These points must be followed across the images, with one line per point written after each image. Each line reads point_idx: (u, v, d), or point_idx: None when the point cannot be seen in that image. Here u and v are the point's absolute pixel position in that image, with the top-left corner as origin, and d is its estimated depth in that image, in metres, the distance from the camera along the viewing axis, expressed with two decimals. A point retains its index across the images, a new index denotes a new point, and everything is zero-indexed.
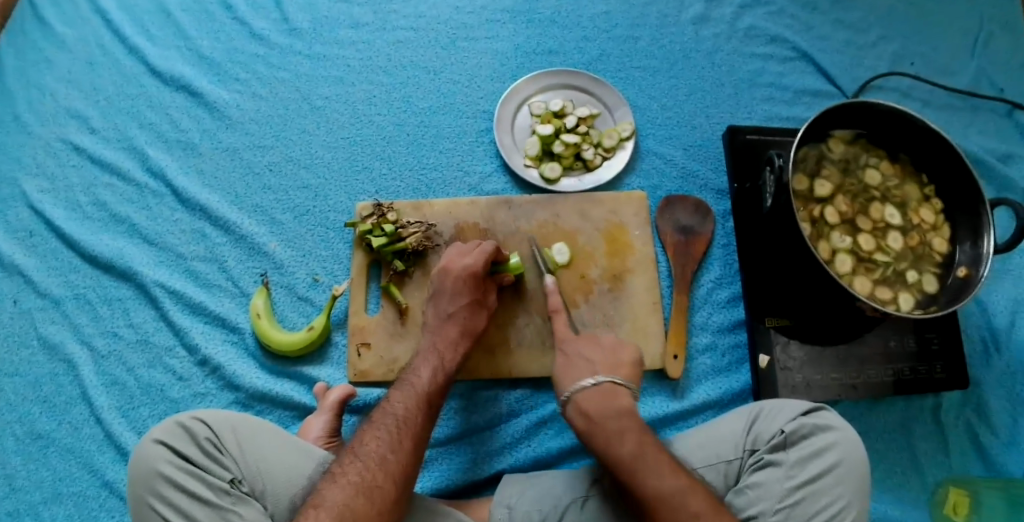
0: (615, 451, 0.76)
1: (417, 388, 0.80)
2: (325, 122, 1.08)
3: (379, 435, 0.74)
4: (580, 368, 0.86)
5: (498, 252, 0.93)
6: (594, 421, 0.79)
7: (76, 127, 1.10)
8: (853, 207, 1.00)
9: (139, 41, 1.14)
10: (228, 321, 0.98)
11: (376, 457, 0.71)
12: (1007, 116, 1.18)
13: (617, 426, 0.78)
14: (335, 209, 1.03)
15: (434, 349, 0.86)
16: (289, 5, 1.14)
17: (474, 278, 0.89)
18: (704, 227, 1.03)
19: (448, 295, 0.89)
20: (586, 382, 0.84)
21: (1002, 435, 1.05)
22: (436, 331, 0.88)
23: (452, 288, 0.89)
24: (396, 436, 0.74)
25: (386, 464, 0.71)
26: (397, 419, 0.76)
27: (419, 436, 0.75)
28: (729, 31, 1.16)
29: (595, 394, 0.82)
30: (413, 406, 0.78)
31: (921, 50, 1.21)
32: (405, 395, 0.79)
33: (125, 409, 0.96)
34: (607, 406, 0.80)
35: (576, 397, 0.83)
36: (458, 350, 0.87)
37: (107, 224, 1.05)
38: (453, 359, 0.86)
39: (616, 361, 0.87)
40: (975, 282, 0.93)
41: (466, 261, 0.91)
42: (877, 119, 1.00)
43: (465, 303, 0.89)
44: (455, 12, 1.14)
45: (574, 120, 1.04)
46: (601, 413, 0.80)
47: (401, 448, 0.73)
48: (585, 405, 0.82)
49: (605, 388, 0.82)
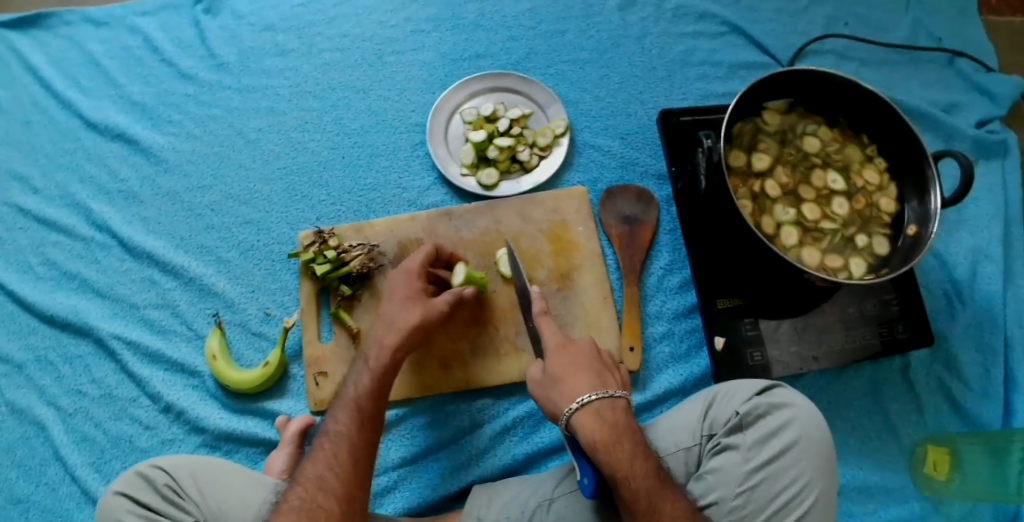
0: (640, 470, 0.70)
1: (348, 399, 0.78)
2: (260, 154, 1.08)
3: (316, 456, 0.73)
4: (587, 373, 0.77)
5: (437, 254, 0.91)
6: (619, 435, 0.72)
7: (19, 189, 1.09)
8: (794, 177, 0.99)
9: (71, 95, 1.13)
10: (187, 366, 0.99)
11: (313, 478, 0.71)
12: (949, 65, 1.18)
13: (640, 444, 0.72)
14: (279, 240, 1.03)
15: (363, 352, 0.82)
16: (214, 41, 1.14)
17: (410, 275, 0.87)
18: (648, 214, 1.02)
19: (390, 295, 0.86)
20: (608, 391, 0.75)
21: (973, 386, 1.04)
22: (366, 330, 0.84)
23: (389, 288, 0.87)
24: (333, 452, 0.73)
25: (324, 482, 0.71)
26: (332, 437, 0.75)
27: (359, 448, 0.74)
28: (657, 13, 1.15)
29: (619, 407, 0.74)
30: (348, 420, 0.76)
31: (854, 9, 1.20)
32: (339, 410, 0.77)
33: (98, 465, 0.96)
34: (629, 422, 0.74)
35: (594, 404, 0.73)
36: (385, 346, 0.82)
37: (60, 282, 1.05)
38: (382, 357, 0.81)
39: (618, 378, 0.79)
40: (924, 241, 0.91)
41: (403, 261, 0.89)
42: (809, 86, 0.99)
43: (395, 302, 0.85)
44: (379, 27, 1.13)
45: (506, 123, 1.03)
46: (625, 428, 0.73)
47: (339, 464, 0.72)
48: (608, 416, 0.73)
49: (626, 404, 0.75)
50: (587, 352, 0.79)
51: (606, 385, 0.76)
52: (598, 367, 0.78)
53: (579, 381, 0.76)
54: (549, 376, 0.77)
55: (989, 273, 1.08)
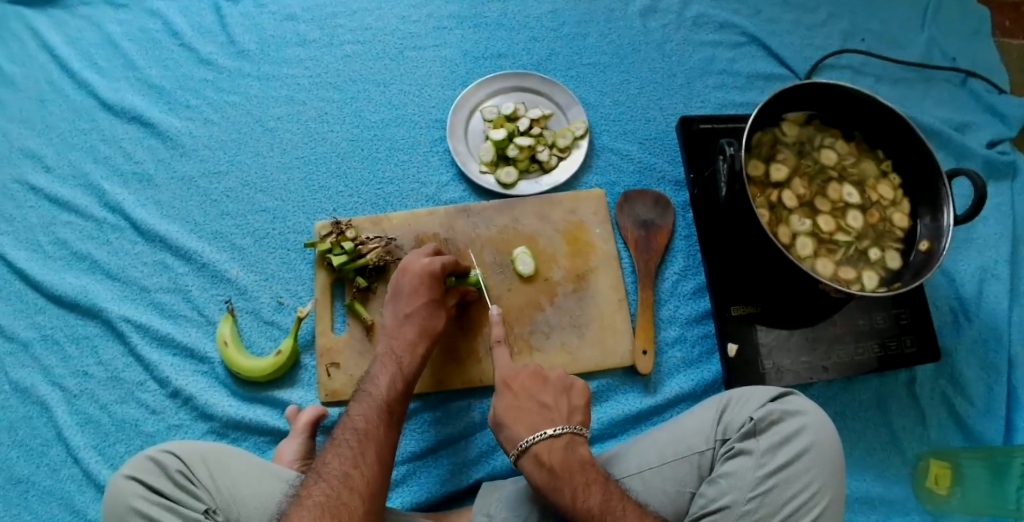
0: (583, 507, 0.75)
1: (375, 398, 0.80)
2: (278, 143, 1.07)
3: (342, 452, 0.74)
4: (533, 410, 0.82)
5: (456, 264, 0.92)
6: (557, 479, 0.76)
7: (31, 166, 1.08)
8: (811, 189, 1.00)
9: (88, 75, 1.12)
10: (197, 352, 0.98)
11: (339, 474, 0.72)
12: (962, 85, 1.20)
13: (583, 480, 0.76)
14: (295, 230, 1.03)
15: (392, 354, 0.84)
16: (235, 28, 1.13)
17: (431, 278, 0.88)
18: (664, 219, 1.03)
19: (413, 295, 0.87)
20: (545, 433, 0.79)
21: (977, 403, 1.05)
22: (393, 333, 0.86)
23: (410, 287, 0.88)
24: (359, 450, 0.74)
25: (350, 479, 0.71)
26: (358, 434, 0.76)
27: (383, 449, 0.76)
28: (678, 20, 1.16)
29: (556, 447, 0.78)
30: (375, 419, 0.78)
31: (871, 26, 1.22)
32: (364, 408, 0.79)
33: (101, 447, 0.95)
34: (570, 459, 0.78)
35: (535, 448, 0.78)
36: (417, 354, 0.85)
37: (70, 262, 1.04)
38: (410, 362, 0.84)
39: (566, 407, 0.83)
40: (937, 257, 0.93)
41: (423, 261, 0.89)
42: (830, 99, 1.00)
43: (422, 304, 0.87)
44: (401, 22, 1.13)
45: (527, 122, 1.03)
46: (566, 467, 0.77)
47: (365, 461, 0.73)
48: (547, 458, 0.78)
49: (567, 439, 0.79)
50: (528, 387, 0.84)
51: (546, 424, 0.80)
52: (545, 405, 0.82)
53: (524, 422, 0.80)
54: (496, 422, 0.82)
55: (996, 291, 1.10)
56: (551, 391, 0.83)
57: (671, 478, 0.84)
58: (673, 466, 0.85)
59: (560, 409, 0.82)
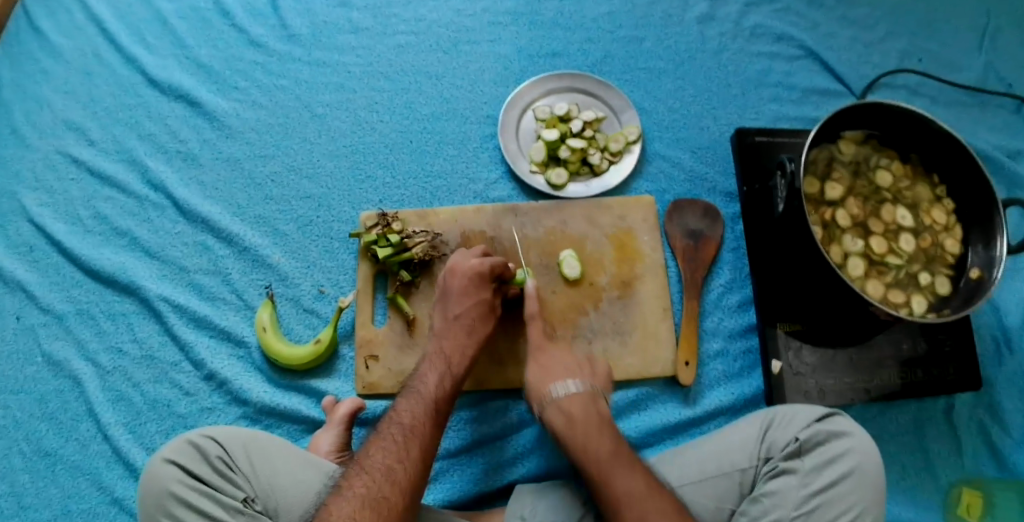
0: (593, 453, 0.75)
1: (423, 396, 0.79)
2: (326, 130, 1.06)
3: (386, 446, 0.73)
4: (562, 368, 0.85)
5: (504, 267, 0.91)
6: (575, 424, 0.79)
7: (74, 139, 1.06)
8: (865, 209, 0.98)
9: (136, 50, 1.10)
10: (234, 335, 0.96)
11: (383, 468, 0.71)
12: (1016, 111, 1.18)
13: (597, 428, 0.78)
14: (339, 219, 1.01)
15: (440, 354, 0.84)
16: (287, 12, 1.12)
17: (480, 277, 0.88)
18: (713, 230, 1.01)
19: (463, 296, 0.87)
20: (567, 386, 0.82)
21: (1014, 434, 1.04)
22: (442, 333, 0.86)
23: (459, 289, 0.87)
24: (403, 446, 0.73)
25: (394, 474, 0.71)
26: (404, 428, 0.75)
27: (428, 448, 0.75)
28: (735, 29, 1.14)
29: (579, 398, 0.81)
30: (423, 416, 0.77)
31: (929, 47, 1.20)
32: (411, 403, 0.78)
33: (132, 426, 0.93)
34: (588, 411, 0.80)
35: (558, 401, 0.81)
36: (466, 356, 0.85)
37: (109, 238, 1.01)
38: (460, 365, 0.84)
39: (590, 369, 0.86)
40: (989, 284, 0.91)
41: (472, 262, 0.89)
42: (889, 120, 0.98)
43: (472, 306, 0.87)
44: (456, 15, 1.12)
45: (580, 124, 1.02)
46: (584, 416, 0.79)
47: (409, 457, 0.72)
48: (567, 407, 0.80)
49: (589, 395, 0.82)
50: (560, 358, 0.87)
51: (570, 379, 0.83)
52: (570, 366, 0.86)
53: (553, 378, 0.84)
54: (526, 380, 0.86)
55: None
56: (576, 359, 0.87)
57: (712, 494, 0.83)
58: (715, 482, 0.84)
59: (586, 370, 0.86)
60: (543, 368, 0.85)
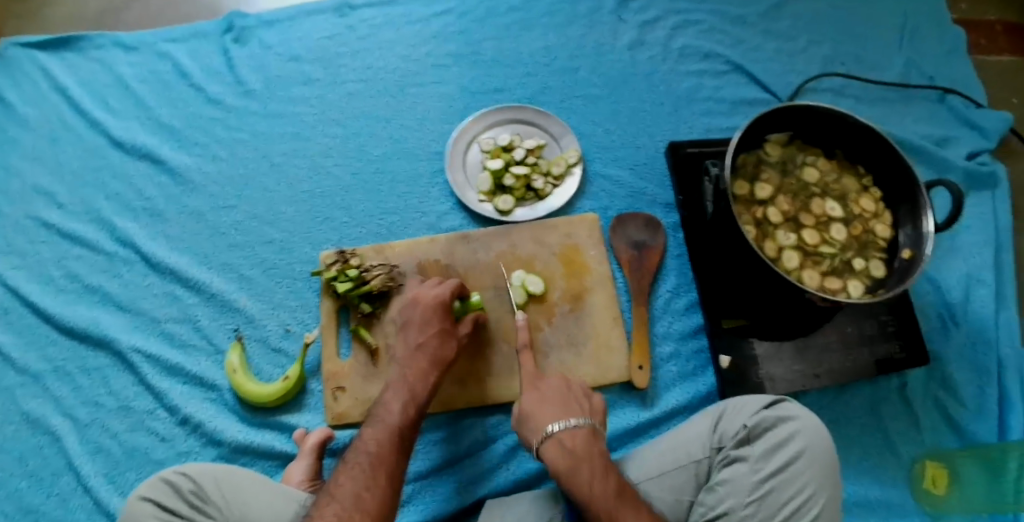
0: (599, 495, 0.74)
1: (388, 423, 0.82)
2: (284, 178, 1.12)
3: (354, 474, 0.77)
4: (560, 403, 0.84)
5: (461, 288, 0.97)
6: (578, 461, 0.77)
7: (44, 204, 1.12)
8: (795, 205, 1.04)
9: (99, 115, 1.17)
10: (207, 380, 1.01)
11: (351, 496, 0.74)
12: (940, 101, 1.25)
13: (601, 466, 0.77)
14: (301, 260, 1.07)
15: (404, 379, 0.87)
16: (242, 68, 1.19)
17: (442, 307, 0.93)
18: (656, 239, 1.07)
19: (424, 325, 0.91)
20: (567, 421, 0.80)
21: (970, 406, 1.08)
22: (404, 362, 0.89)
23: (421, 318, 0.92)
24: (370, 473, 0.77)
25: (362, 502, 0.74)
26: (371, 456, 0.79)
27: (394, 472, 0.78)
28: (664, 52, 1.22)
29: (580, 434, 0.79)
30: (388, 444, 0.80)
31: (851, 50, 1.27)
32: (377, 431, 0.81)
33: (112, 476, 0.96)
34: (591, 449, 0.78)
35: (558, 434, 0.79)
36: (428, 382, 0.88)
37: (82, 295, 1.07)
38: (423, 390, 0.87)
39: (587, 405, 0.85)
40: (919, 262, 0.95)
41: (433, 292, 0.94)
42: (809, 120, 1.04)
43: (434, 334, 0.91)
44: (401, 61, 1.19)
45: (522, 152, 1.08)
46: (587, 452, 0.78)
47: (376, 484, 0.76)
48: (569, 444, 0.79)
49: (589, 430, 0.80)
50: (558, 390, 0.85)
51: (568, 415, 0.82)
52: (566, 400, 0.84)
53: (551, 413, 0.82)
54: (521, 412, 0.84)
55: (982, 297, 1.13)
56: (575, 393, 0.86)
57: (669, 487, 0.87)
58: (672, 475, 0.87)
59: (587, 408, 0.84)
60: (540, 401, 0.84)
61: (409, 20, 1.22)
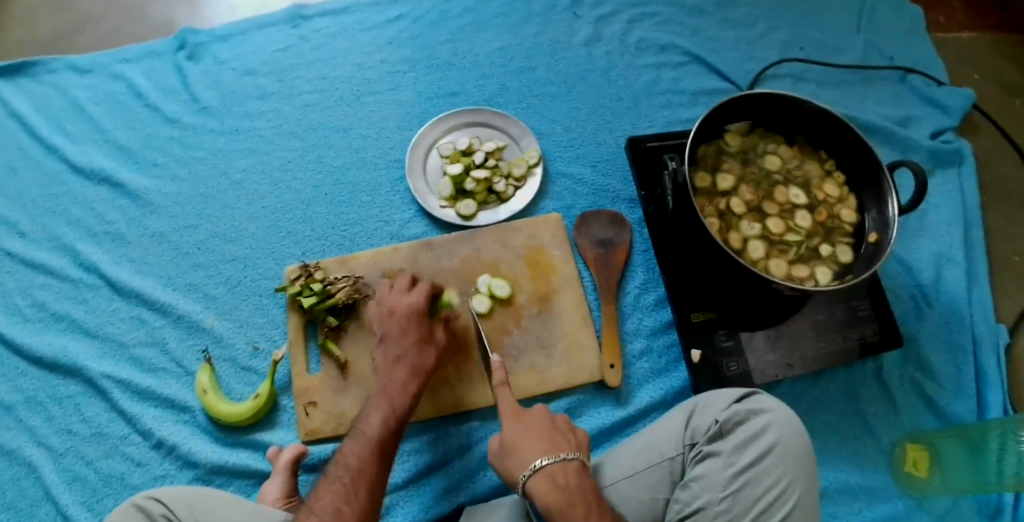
0: None
1: (368, 436, 0.81)
2: (245, 194, 1.11)
3: (334, 488, 0.75)
4: (544, 435, 0.80)
5: (434, 289, 0.98)
6: (573, 497, 0.73)
7: (5, 233, 1.10)
8: (758, 194, 1.03)
9: (57, 140, 1.15)
10: (178, 402, 1.00)
11: (331, 509, 0.73)
12: (901, 81, 1.25)
13: (596, 504, 0.73)
14: (266, 276, 1.06)
15: (383, 390, 0.86)
16: (197, 85, 1.18)
17: (418, 313, 0.93)
18: (621, 237, 1.06)
19: (403, 335, 0.91)
20: (558, 456, 0.77)
21: (946, 385, 1.08)
22: (385, 374, 0.88)
23: (398, 328, 0.92)
24: (351, 487, 0.75)
25: (342, 515, 0.72)
26: (350, 470, 0.77)
27: (374, 486, 0.77)
28: (621, 46, 1.21)
29: (571, 468, 0.76)
30: (367, 456, 0.79)
31: (809, 34, 1.26)
32: (357, 445, 0.80)
33: (90, 503, 0.95)
34: (584, 483, 0.75)
35: (548, 468, 0.76)
36: (407, 391, 0.87)
37: (49, 323, 1.05)
38: (402, 401, 0.86)
39: (574, 440, 0.81)
40: (884, 248, 0.95)
41: (408, 299, 0.94)
42: (768, 108, 1.04)
43: (410, 343, 0.90)
44: (357, 69, 1.19)
45: (482, 155, 1.07)
46: (580, 488, 0.74)
47: (357, 498, 0.75)
48: (561, 479, 0.75)
49: (579, 465, 0.77)
50: (540, 420, 0.82)
51: (558, 448, 0.78)
52: (550, 433, 0.80)
53: (535, 446, 0.78)
54: (505, 445, 0.80)
55: (953, 275, 1.13)
56: (558, 425, 0.82)
57: (645, 486, 0.87)
58: (647, 474, 0.87)
59: (572, 441, 0.81)
60: (524, 435, 0.80)
61: (362, 27, 1.21)
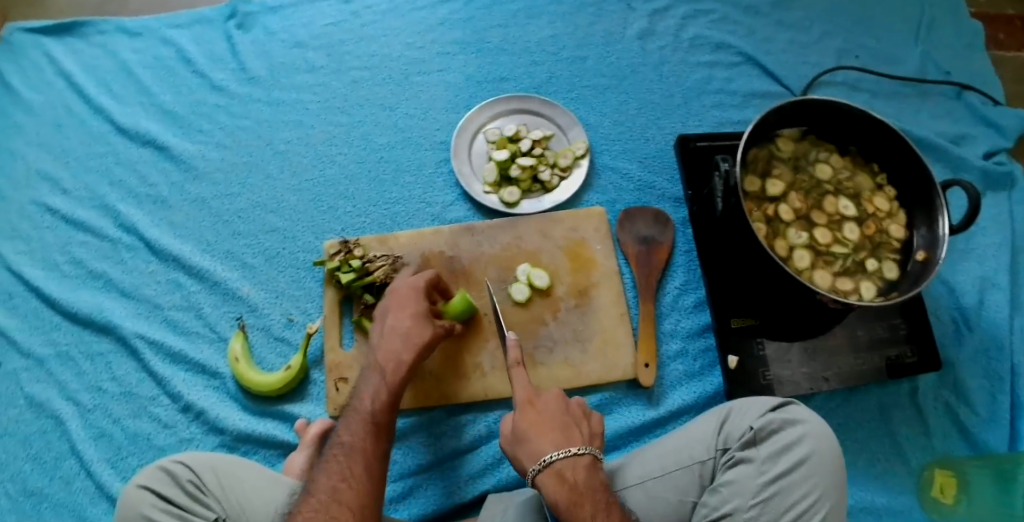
0: None
1: (362, 412, 0.79)
2: (288, 165, 1.11)
3: (330, 468, 0.74)
4: (554, 427, 0.78)
5: (439, 279, 0.93)
6: (580, 496, 0.73)
7: (48, 189, 1.10)
8: (807, 202, 1.01)
9: (103, 101, 1.15)
10: (209, 367, 0.99)
11: (327, 489, 0.72)
12: (957, 98, 1.22)
13: (604, 501, 0.73)
14: (304, 249, 1.06)
15: (376, 365, 0.83)
16: (246, 55, 1.18)
17: (416, 291, 0.89)
18: (664, 235, 1.05)
19: (399, 308, 0.87)
20: (569, 449, 0.76)
21: (981, 412, 1.06)
22: (378, 348, 0.85)
23: (396, 302, 0.88)
24: (346, 466, 0.74)
25: (338, 494, 0.71)
26: (345, 447, 0.76)
27: (372, 462, 0.75)
28: (675, 42, 1.19)
29: (581, 464, 0.75)
30: (361, 432, 0.77)
31: (867, 43, 1.24)
32: (352, 422, 0.79)
33: (114, 461, 0.95)
34: (592, 480, 0.75)
35: (556, 464, 0.75)
36: (404, 361, 0.83)
37: (85, 281, 1.05)
38: (397, 373, 0.82)
39: (588, 429, 0.80)
40: (933, 265, 0.94)
41: (408, 280, 0.90)
42: (823, 116, 1.02)
43: (409, 315, 0.86)
44: (406, 48, 1.18)
45: (529, 143, 1.06)
46: (589, 485, 0.74)
47: (353, 476, 0.73)
48: (570, 476, 0.74)
49: (590, 460, 0.76)
50: (553, 407, 0.80)
51: (568, 441, 0.77)
52: (565, 423, 0.79)
53: (546, 438, 0.77)
54: (517, 434, 0.78)
55: (996, 301, 1.11)
56: (572, 415, 0.80)
57: (673, 488, 0.85)
58: (676, 476, 0.85)
59: (585, 431, 0.79)
60: (537, 424, 0.78)
61: (415, 6, 1.20)
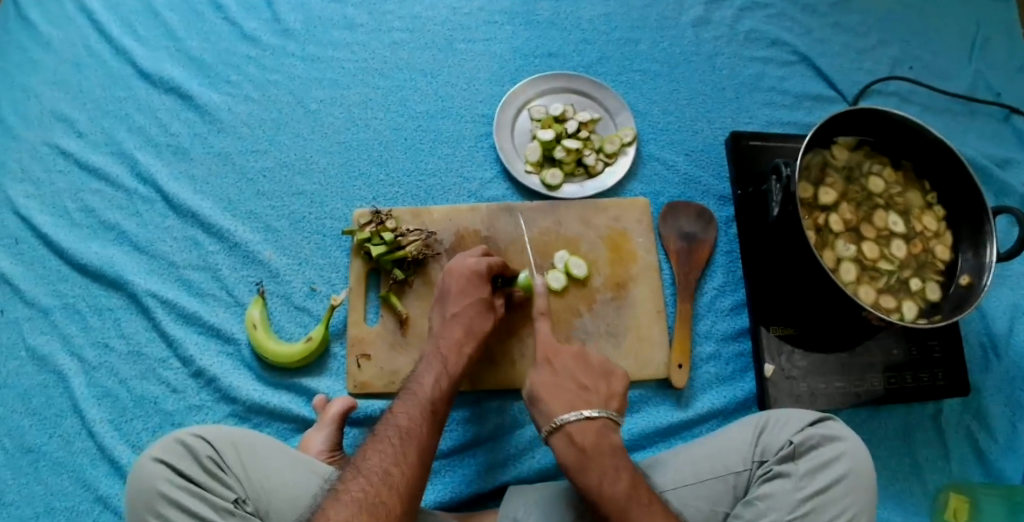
0: (610, 493, 0.71)
1: (420, 397, 0.77)
2: (320, 126, 1.05)
3: (382, 449, 0.71)
4: (568, 390, 0.79)
5: (505, 266, 0.91)
6: (588, 458, 0.73)
7: (62, 130, 1.03)
8: (858, 214, 0.99)
9: (127, 42, 1.08)
10: (223, 332, 0.94)
11: (379, 471, 0.68)
12: (1005, 120, 1.18)
13: (612, 464, 0.73)
14: (332, 216, 1.00)
15: (437, 353, 0.83)
16: (282, 6, 1.11)
17: (477, 276, 0.87)
18: (707, 233, 1.02)
19: (460, 293, 0.86)
20: (583, 413, 0.76)
21: (1000, 439, 1.05)
22: (439, 334, 0.85)
23: (458, 286, 0.87)
24: (401, 450, 0.71)
25: (390, 478, 0.68)
26: (400, 431, 0.73)
27: (424, 449, 0.73)
28: (730, 34, 1.15)
29: (592, 427, 0.75)
30: (418, 417, 0.75)
31: (919, 54, 1.21)
32: (408, 405, 0.76)
33: (118, 422, 0.90)
34: (603, 442, 0.75)
35: (568, 427, 0.75)
36: (465, 354, 0.84)
37: (96, 231, 0.99)
38: (457, 365, 0.82)
39: (605, 390, 0.80)
40: (979, 291, 0.91)
41: (469, 262, 0.88)
42: (882, 127, 0.99)
43: (471, 303, 0.86)
44: (451, 13, 1.12)
45: (575, 125, 1.02)
46: (597, 448, 0.74)
47: (406, 461, 0.70)
48: (581, 439, 0.75)
49: (603, 422, 0.76)
50: (572, 369, 0.81)
51: (585, 405, 0.77)
52: (581, 386, 0.80)
53: (560, 401, 0.78)
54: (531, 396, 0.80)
55: None
56: (591, 377, 0.81)
57: (705, 497, 0.82)
58: (708, 485, 0.83)
59: (603, 393, 0.80)
60: (553, 385, 0.80)
61: None
